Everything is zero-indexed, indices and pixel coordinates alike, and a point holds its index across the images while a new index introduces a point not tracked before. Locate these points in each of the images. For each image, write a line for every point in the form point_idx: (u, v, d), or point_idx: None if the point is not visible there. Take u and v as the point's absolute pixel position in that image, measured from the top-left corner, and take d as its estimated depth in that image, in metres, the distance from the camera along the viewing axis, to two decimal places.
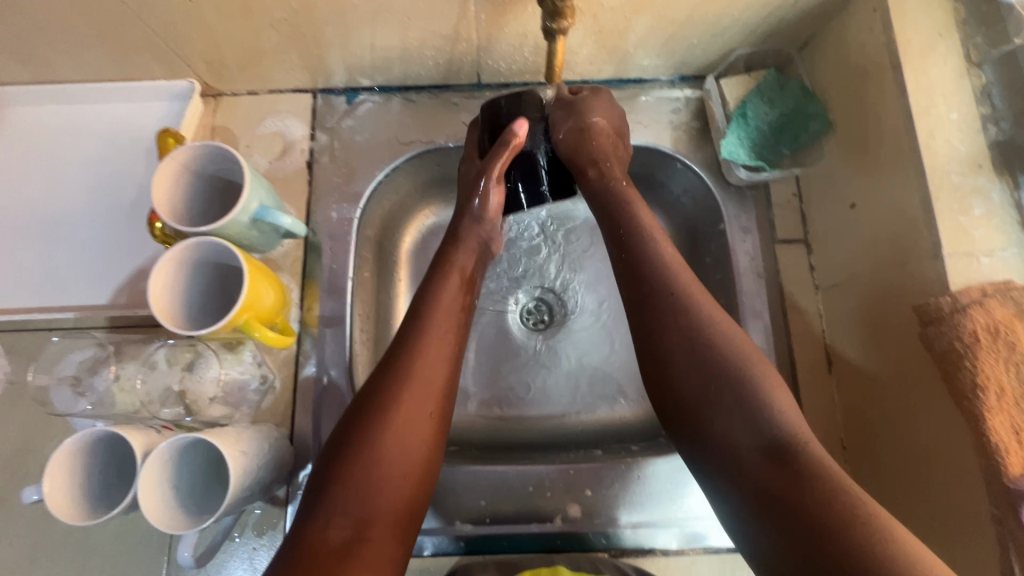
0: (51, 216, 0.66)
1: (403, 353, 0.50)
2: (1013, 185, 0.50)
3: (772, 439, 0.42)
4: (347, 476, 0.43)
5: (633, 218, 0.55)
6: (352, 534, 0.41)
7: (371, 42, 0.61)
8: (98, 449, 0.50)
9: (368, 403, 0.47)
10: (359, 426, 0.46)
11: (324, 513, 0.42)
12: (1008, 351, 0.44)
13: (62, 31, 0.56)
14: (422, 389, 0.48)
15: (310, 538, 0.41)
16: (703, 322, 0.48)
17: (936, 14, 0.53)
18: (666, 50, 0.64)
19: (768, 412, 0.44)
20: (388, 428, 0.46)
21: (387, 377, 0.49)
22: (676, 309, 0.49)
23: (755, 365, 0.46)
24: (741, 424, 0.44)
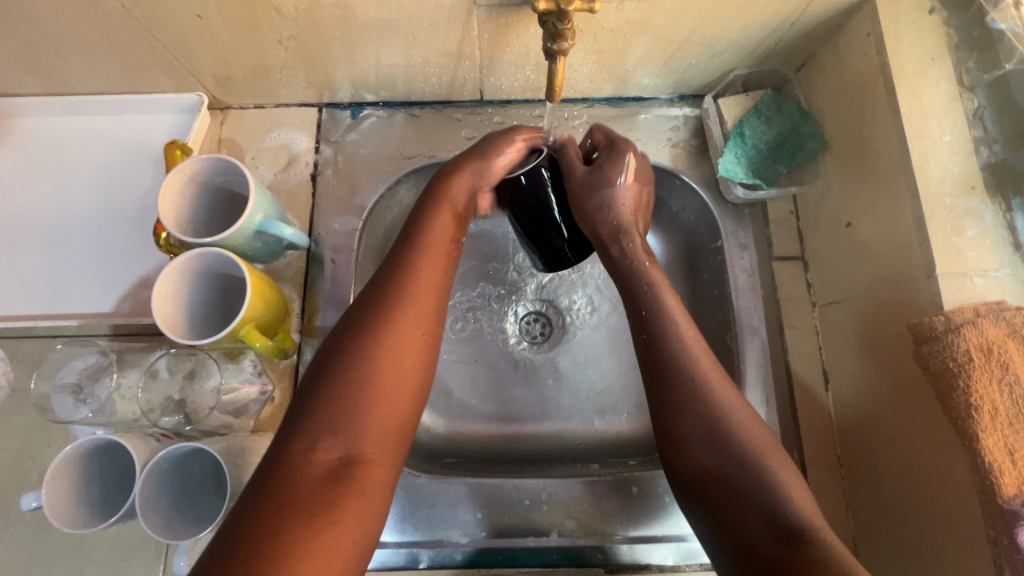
0: (58, 225, 0.67)
1: (394, 276, 0.50)
2: (1005, 207, 0.51)
3: (784, 526, 0.42)
4: (335, 403, 0.42)
5: (656, 298, 0.53)
6: (347, 456, 0.41)
7: (375, 59, 0.62)
8: (97, 458, 0.51)
9: (354, 332, 0.46)
10: (345, 354, 0.44)
11: (307, 439, 0.40)
12: (1002, 371, 0.44)
13: (75, 45, 0.58)
14: (410, 318, 0.47)
15: (295, 459, 0.39)
16: (719, 407, 0.48)
17: (929, 40, 0.55)
18: (665, 70, 0.66)
19: (783, 499, 0.43)
20: (378, 355, 0.45)
21: (372, 306, 0.47)
22: (694, 394, 0.48)
23: (773, 454, 0.46)
24: (755, 510, 0.44)
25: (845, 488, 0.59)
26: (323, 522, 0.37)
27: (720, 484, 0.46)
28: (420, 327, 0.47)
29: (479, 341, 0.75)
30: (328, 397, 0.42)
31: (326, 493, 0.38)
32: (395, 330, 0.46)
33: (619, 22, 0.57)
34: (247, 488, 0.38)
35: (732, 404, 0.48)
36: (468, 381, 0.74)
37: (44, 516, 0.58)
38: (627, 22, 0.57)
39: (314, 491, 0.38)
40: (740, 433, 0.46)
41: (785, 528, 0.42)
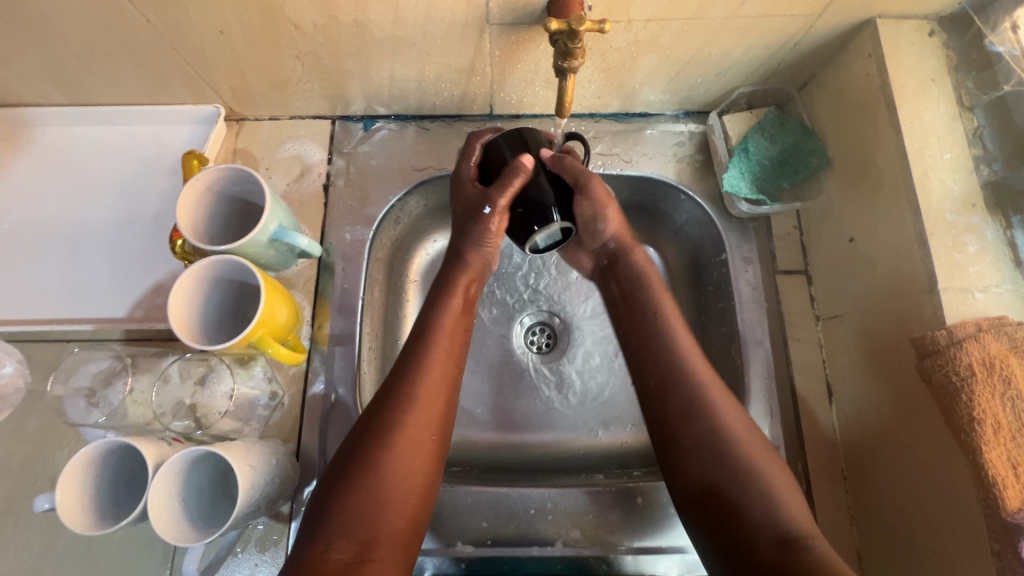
0: (76, 232, 0.69)
1: (407, 371, 0.52)
2: (1005, 224, 0.52)
3: (785, 533, 0.45)
4: (352, 499, 0.46)
5: (658, 316, 0.57)
6: (355, 556, 0.44)
7: (389, 74, 0.64)
8: (111, 461, 0.51)
9: (372, 426, 0.49)
10: (362, 450, 0.48)
11: (325, 539, 0.44)
12: (1004, 386, 0.45)
13: (99, 57, 0.60)
14: (423, 418, 0.50)
15: (312, 558, 0.43)
16: (719, 418, 0.51)
17: (928, 61, 0.56)
18: (671, 87, 0.67)
19: (781, 507, 0.46)
20: (396, 446, 0.48)
21: (391, 402, 0.50)
22: (696, 406, 0.52)
23: (763, 460, 0.49)
24: (760, 516, 0.46)
25: (849, 502, 0.59)
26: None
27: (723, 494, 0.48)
28: (433, 417, 0.51)
29: (485, 351, 0.76)
30: (346, 496, 0.46)
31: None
32: (409, 426, 0.49)
33: (627, 41, 0.59)
34: None
35: (729, 416, 0.51)
36: (474, 390, 0.74)
37: (54, 519, 0.58)
38: (635, 41, 0.59)
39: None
40: (735, 439, 0.50)
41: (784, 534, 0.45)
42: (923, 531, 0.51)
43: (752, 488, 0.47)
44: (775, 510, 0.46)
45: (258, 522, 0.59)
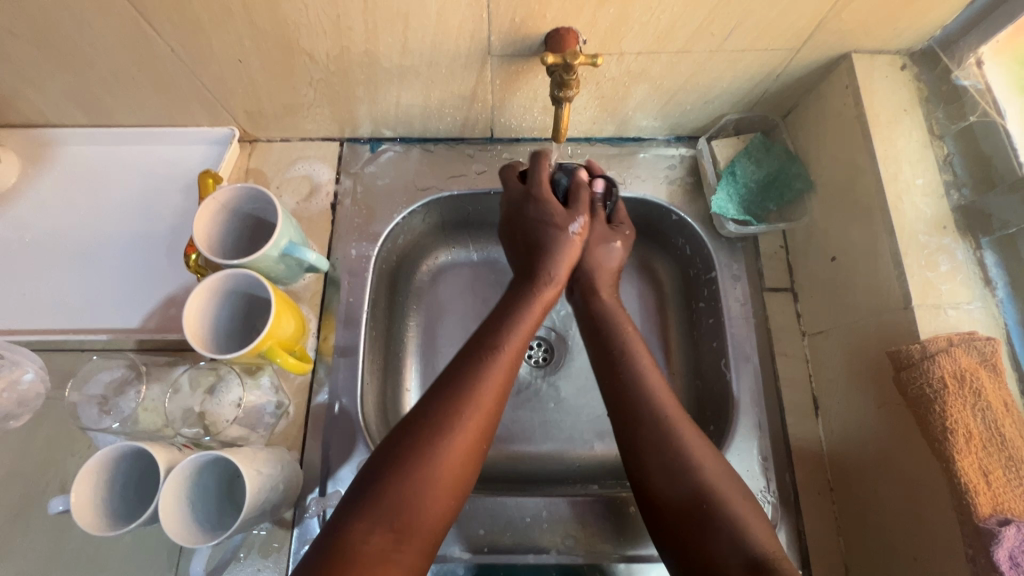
0: (94, 246, 0.72)
1: (465, 371, 0.53)
2: (975, 245, 0.55)
3: (752, 557, 0.46)
4: (397, 491, 0.47)
5: (625, 349, 0.60)
6: (389, 544, 0.45)
7: (396, 100, 0.68)
8: (124, 466, 0.53)
9: (428, 421, 0.50)
10: (418, 444, 0.49)
11: (365, 524, 0.45)
12: (974, 397, 0.47)
13: (123, 82, 0.64)
14: (476, 417, 0.51)
15: (351, 541, 0.44)
16: (684, 445, 0.52)
17: (900, 93, 0.60)
18: (662, 114, 0.71)
19: (749, 534, 0.47)
20: (447, 443, 0.49)
21: (447, 396, 0.51)
22: (663, 435, 0.53)
23: (729, 491, 0.50)
24: (727, 543, 0.47)
25: (835, 512, 0.61)
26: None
27: (695, 513, 0.49)
28: (483, 416, 0.52)
29: None
30: (391, 487, 0.47)
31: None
32: (462, 423, 0.50)
33: (620, 72, 0.63)
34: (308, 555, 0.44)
35: (698, 448, 0.52)
36: None
37: (65, 523, 0.60)
38: (627, 72, 0.63)
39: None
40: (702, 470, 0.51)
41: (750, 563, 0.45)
42: (906, 539, 0.53)
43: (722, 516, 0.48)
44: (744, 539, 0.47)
45: (261, 528, 0.61)
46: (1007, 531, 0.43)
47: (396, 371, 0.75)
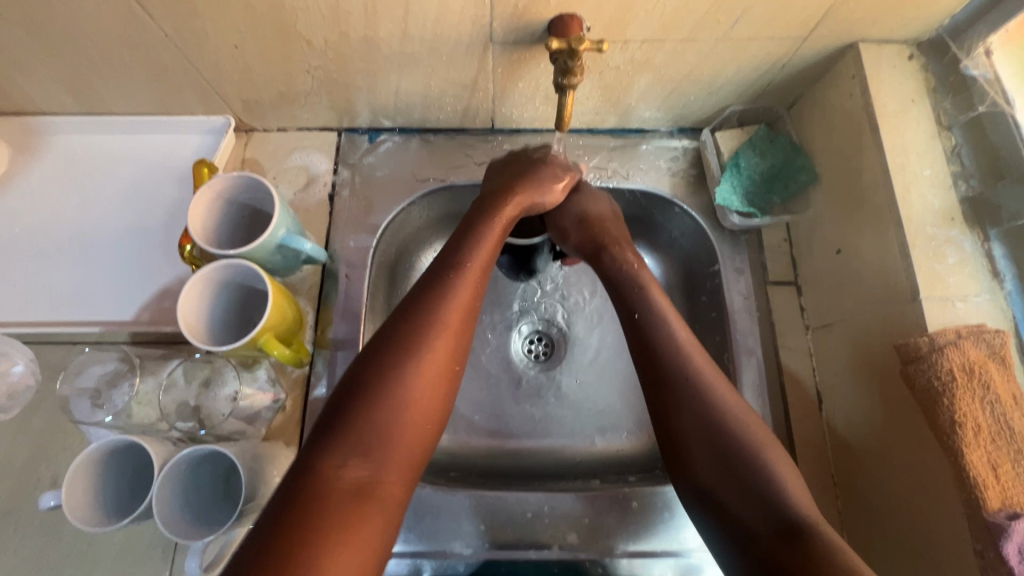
0: (86, 237, 0.70)
1: (426, 300, 0.51)
2: (983, 237, 0.55)
3: (785, 520, 0.44)
4: (367, 424, 0.44)
5: (647, 300, 0.59)
6: (368, 477, 0.43)
7: (395, 88, 0.67)
8: (116, 465, 0.52)
9: (394, 353, 0.47)
10: (384, 377, 0.46)
11: (337, 455, 0.42)
12: (983, 390, 0.47)
13: (114, 68, 0.62)
14: (440, 348, 0.49)
15: (323, 473, 0.41)
16: (717, 400, 0.51)
17: (908, 83, 0.60)
18: (665, 105, 0.70)
19: (780, 495, 0.46)
20: (418, 368, 0.47)
21: (410, 328, 0.49)
22: (693, 389, 0.52)
23: (767, 446, 0.49)
24: (751, 499, 0.47)
25: (839, 507, 0.61)
26: (344, 534, 0.39)
27: (722, 469, 0.49)
28: (448, 349, 0.50)
29: (484, 358, 0.78)
30: (362, 417, 0.44)
31: (350, 507, 0.40)
32: (426, 351, 0.48)
33: (623, 61, 0.62)
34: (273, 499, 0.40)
35: (728, 399, 0.51)
36: (472, 397, 0.76)
37: (57, 518, 0.59)
38: (631, 60, 0.62)
39: (341, 506, 0.40)
40: (735, 424, 0.50)
41: (784, 522, 0.44)
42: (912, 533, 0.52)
43: (752, 471, 0.47)
44: (777, 496, 0.46)
45: None
46: (1017, 525, 0.43)
47: None
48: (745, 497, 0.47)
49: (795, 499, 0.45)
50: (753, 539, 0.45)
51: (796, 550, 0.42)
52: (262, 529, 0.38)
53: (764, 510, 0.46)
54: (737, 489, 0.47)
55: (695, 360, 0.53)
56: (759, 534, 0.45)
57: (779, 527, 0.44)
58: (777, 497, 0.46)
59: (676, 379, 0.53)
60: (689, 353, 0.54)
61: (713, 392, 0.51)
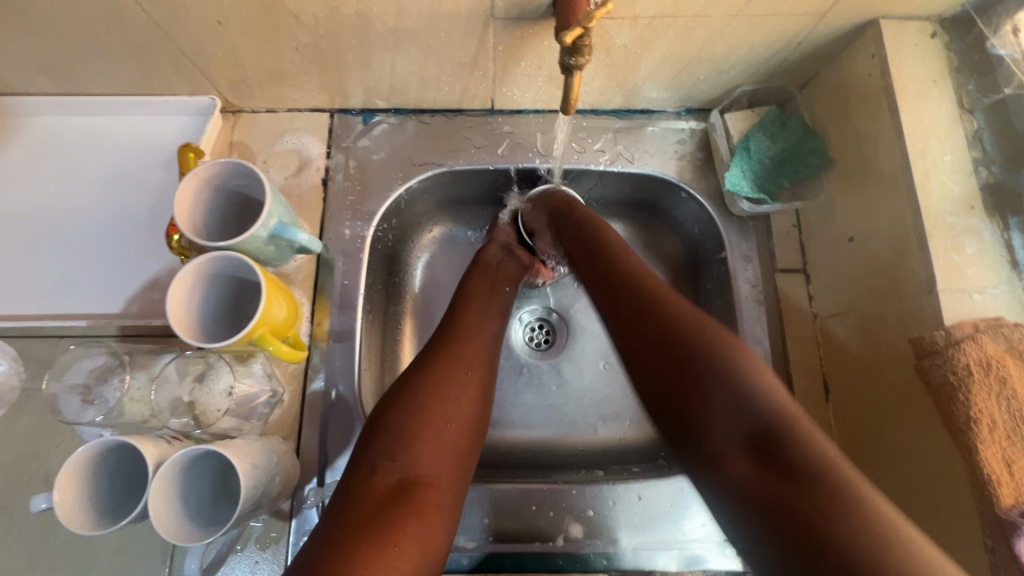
0: (68, 225, 0.67)
1: (450, 331, 0.58)
2: (1003, 226, 0.53)
3: (755, 424, 0.42)
4: (399, 436, 0.48)
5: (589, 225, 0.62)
6: (402, 481, 0.46)
7: (390, 68, 0.63)
8: (97, 466, 0.49)
9: (424, 380, 0.52)
10: (416, 396, 0.51)
11: (370, 466, 0.47)
12: (1000, 385, 0.45)
13: (90, 46, 0.58)
14: (468, 376, 0.54)
15: (361, 484, 0.46)
16: (675, 308, 0.50)
17: (930, 63, 0.57)
18: (673, 84, 0.67)
19: (753, 397, 0.43)
20: (434, 378, 0.52)
21: (437, 349, 0.56)
22: (655, 303, 0.51)
23: (731, 343, 0.46)
24: (724, 410, 0.44)
25: None
26: (382, 543, 0.41)
27: (680, 380, 0.46)
28: (471, 366, 0.55)
29: None
30: (391, 425, 0.49)
31: (387, 515, 0.43)
32: (446, 365, 0.54)
33: (631, 38, 0.58)
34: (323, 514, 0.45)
35: (681, 307, 0.50)
36: None
37: (50, 519, 0.57)
38: (639, 38, 0.58)
39: (379, 508, 0.44)
40: (690, 330, 0.48)
41: (757, 429, 0.42)
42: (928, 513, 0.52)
43: (725, 375, 0.44)
44: (758, 394, 0.43)
45: (257, 520, 0.59)
46: None
47: (393, 355, 0.73)
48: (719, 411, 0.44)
49: (763, 395, 0.43)
50: (720, 458, 0.43)
51: (766, 463, 0.40)
52: (307, 549, 0.41)
53: (730, 420, 0.43)
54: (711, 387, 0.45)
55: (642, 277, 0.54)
56: (725, 453, 0.43)
57: (752, 441, 0.42)
58: (746, 389, 0.43)
59: (632, 291, 0.53)
60: (647, 276, 0.54)
61: (670, 301, 0.50)
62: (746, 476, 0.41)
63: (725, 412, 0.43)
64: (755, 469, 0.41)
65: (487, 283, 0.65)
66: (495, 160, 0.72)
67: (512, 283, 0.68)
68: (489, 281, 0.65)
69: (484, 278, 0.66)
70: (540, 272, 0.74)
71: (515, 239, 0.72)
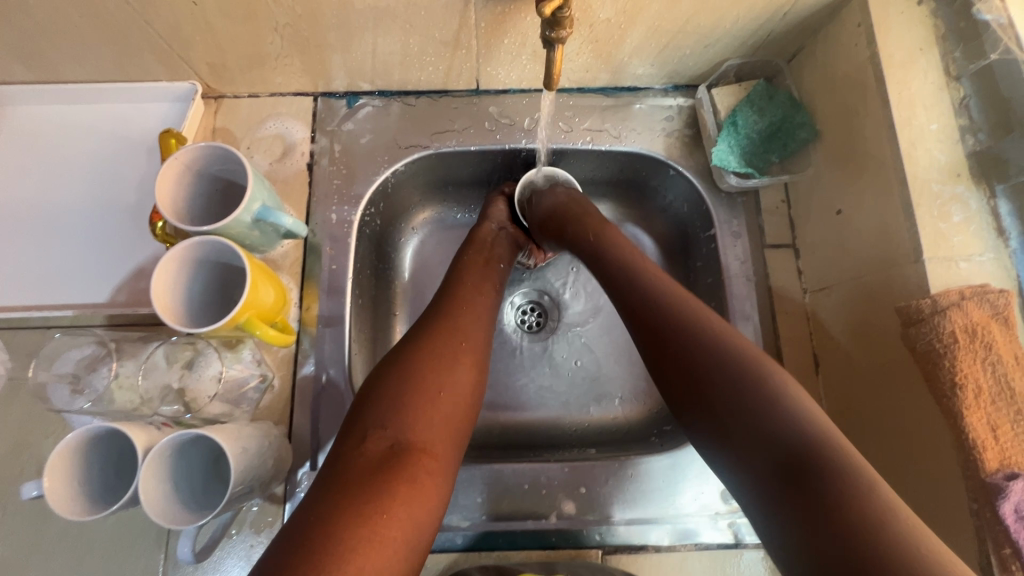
0: (52, 214, 0.66)
1: (444, 304, 0.58)
2: (989, 193, 0.52)
3: (789, 450, 0.40)
4: (391, 404, 0.48)
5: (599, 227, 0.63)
6: (392, 448, 0.46)
7: (371, 48, 0.62)
8: (67, 473, 0.48)
9: (416, 353, 0.52)
10: (407, 368, 0.51)
11: (361, 434, 0.47)
12: (985, 351, 0.46)
13: (66, 32, 0.57)
14: (462, 348, 0.54)
15: (350, 453, 0.46)
16: (713, 333, 0.48)
17: (916, 30, 0.56)
18: (660, 60, 0.67)
19: (788, 414, 0.42)
20: (425, 350, 0.52)
21: (430, 323, 0.56)
22: (682, 317, 0.50)
23: (771, 371, 0.45)
24: (763, 426, 0.42)
25: None
26: (370, 512, 0.41)
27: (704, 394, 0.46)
28: (466, 339, 0.55)
29: None
30: (381, 396, 0.49)
31: (374, 481, 0.43)
32: (436, 336, 0.54)
33: (615, 12, 0.57)
34: (313, 485, 0.44)
35: (718, 328, 0.49)
36: None
37: (44, 506, 0.58)
38: (623, 12, 0.57)
39: (368, 475, 0.44)
40: (735, 348, 0.47)
41: (795, 453, 0.40)
42: (911, 481, 0.53)
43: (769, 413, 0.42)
44: (789, 418, 0.41)
45: (251, 504, 0.59)
46: (1015, 485, 0.43)
47: (383, 340, 0.73)
48: (759, 421, 0.42)
49: (794, 411, 0.42)
50: (763, 476, 0.41)
51: (801, 484, 0.38)
52: (300, 514, 0.42)
53: (761, 442, 0.41)
54: (737, 422, 0.43)
55: (677, 306, 0.51)
56: (766, 470, 0.41)
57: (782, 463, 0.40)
58: (778, 425, 0.41)
59: (649, 302, 0.52)
60: (671, 295, 0.53)
61: (711, 329, 0.48)
62: (772, 489, 0.40)
63: (757, 431, 0.42)
64: (783, 490, 0.39)
65: (480, 262, 0.65)
66: (482, 141, 0.71)
67: (507, 261, 0.68)
68: (483, 257, 0.65)
69: (478, 253, 0.66)
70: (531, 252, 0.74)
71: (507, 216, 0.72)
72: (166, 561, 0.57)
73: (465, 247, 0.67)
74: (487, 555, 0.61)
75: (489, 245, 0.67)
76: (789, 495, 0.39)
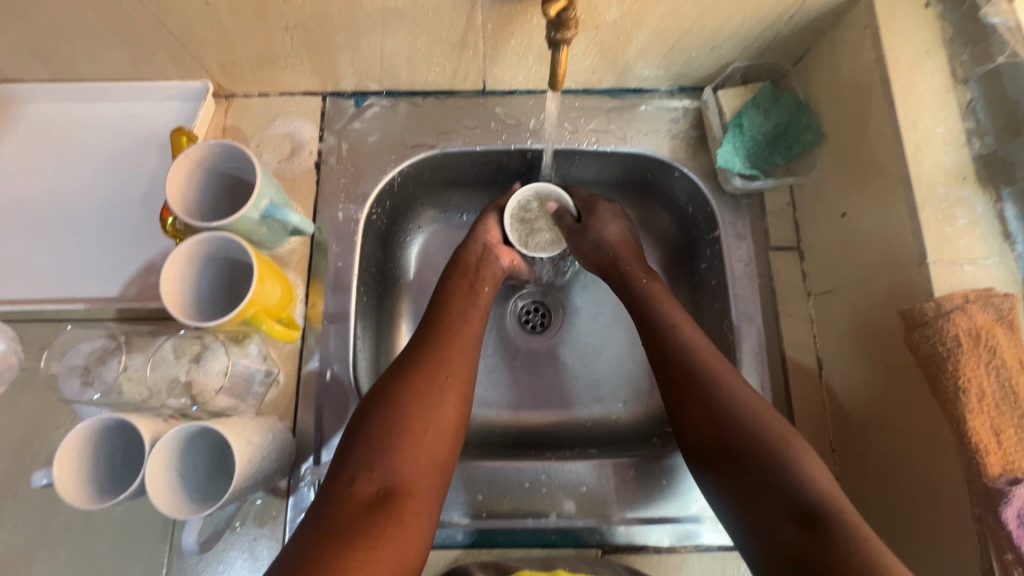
0: (65, 210, 0.68)
1: (430, 338, 0.58)
2: (995, 197, 0.52)
3: (801, 506, 0.45)
4: (378, 443, 0.49)
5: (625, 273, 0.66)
6: (380, 490, 0.47)
7: (379, 48, 0.63)
8: (75, 470, 0.49)
9: (405, 386, 0.53)
10: (393, 407, 0.51)
11: (349, 475, 0.48)
12: (989, 355, 0.46)
13: (82, 31, 0.58)
14: (450, 384, 0.54)
15: (338, 493, 0.47)
16: (734, 392, 0.53)
17: (923, 33, 0.56)
18: (665, 62, 0.67)
19: (796, 479, 0.47)
20: (410, 383, 0.53)
21: (415, 357, 0.56)
22: (702, 374, 0.54)
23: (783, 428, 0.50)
24: (770, 489, 0.47)
25: (835, 473, 0.61)
26: (360, 551, 0.42)
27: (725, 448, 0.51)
28: (454, 375, 0.56)
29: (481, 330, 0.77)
30: (366, 435, 0.50)
31: (363, 521, 0.44)
32: (419, 370, 0.54)
33: (621, 14, 0.58)
34: (303, 522, 0.45)
35: (737, 388, 0.53)
36: None
37: (52, 496, 0.59)
38: (628, 14, 0.58)
39: (359, 516, 0.45)
40: (749, 410, 0.51)
41: (801, 510, 0.45)
42: (914, 485, 0.52)
43: (787, 476, 0.47)
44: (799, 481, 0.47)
45: (256, 497, 0.59)
46: (1017, 491, 0.42)
47: (387, 337, 0.74)
48: (762, 480, 0.48)
49: (807, 478, 0.47)
50: (771, 527, 0.46)
51: (810, 538, 0.44)
52: (290, 548, 0.43)
53: (774, 497, 0.47)
54: (753, 476, 0.48)
55: (705, 357, 0.55)
56: (775, 524, 0.46)
57: (796, 518, 0.45)
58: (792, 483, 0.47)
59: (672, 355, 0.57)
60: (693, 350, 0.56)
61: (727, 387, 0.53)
62: (783, 540, 0.45)
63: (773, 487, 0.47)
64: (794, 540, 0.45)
65: (467, 287, 0.65)
66: (488, 141, 0.72)
67: (493, 285, 0.68)
68: (469, 281, 0.66)
69: (464, 278, 0.66)
70: (524, 268, 0.73)
71: (498, 238, 0.70)
72: (171, 551, 0.58)
73: (450, 269, 0.67)
74: (488, 552, 0.61)
75: (473, 267, 0.67)
76: (797, 544, 0.44)
